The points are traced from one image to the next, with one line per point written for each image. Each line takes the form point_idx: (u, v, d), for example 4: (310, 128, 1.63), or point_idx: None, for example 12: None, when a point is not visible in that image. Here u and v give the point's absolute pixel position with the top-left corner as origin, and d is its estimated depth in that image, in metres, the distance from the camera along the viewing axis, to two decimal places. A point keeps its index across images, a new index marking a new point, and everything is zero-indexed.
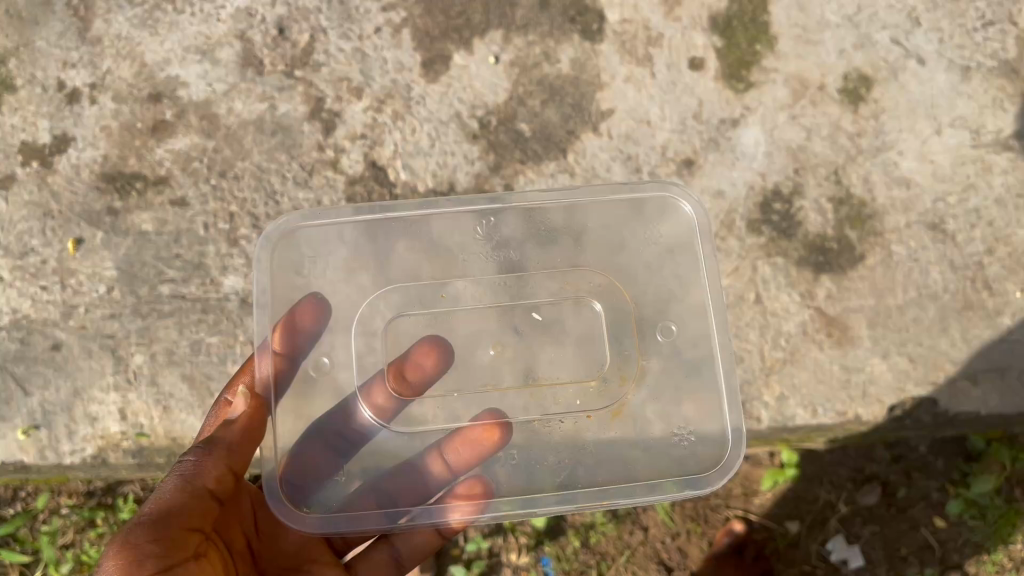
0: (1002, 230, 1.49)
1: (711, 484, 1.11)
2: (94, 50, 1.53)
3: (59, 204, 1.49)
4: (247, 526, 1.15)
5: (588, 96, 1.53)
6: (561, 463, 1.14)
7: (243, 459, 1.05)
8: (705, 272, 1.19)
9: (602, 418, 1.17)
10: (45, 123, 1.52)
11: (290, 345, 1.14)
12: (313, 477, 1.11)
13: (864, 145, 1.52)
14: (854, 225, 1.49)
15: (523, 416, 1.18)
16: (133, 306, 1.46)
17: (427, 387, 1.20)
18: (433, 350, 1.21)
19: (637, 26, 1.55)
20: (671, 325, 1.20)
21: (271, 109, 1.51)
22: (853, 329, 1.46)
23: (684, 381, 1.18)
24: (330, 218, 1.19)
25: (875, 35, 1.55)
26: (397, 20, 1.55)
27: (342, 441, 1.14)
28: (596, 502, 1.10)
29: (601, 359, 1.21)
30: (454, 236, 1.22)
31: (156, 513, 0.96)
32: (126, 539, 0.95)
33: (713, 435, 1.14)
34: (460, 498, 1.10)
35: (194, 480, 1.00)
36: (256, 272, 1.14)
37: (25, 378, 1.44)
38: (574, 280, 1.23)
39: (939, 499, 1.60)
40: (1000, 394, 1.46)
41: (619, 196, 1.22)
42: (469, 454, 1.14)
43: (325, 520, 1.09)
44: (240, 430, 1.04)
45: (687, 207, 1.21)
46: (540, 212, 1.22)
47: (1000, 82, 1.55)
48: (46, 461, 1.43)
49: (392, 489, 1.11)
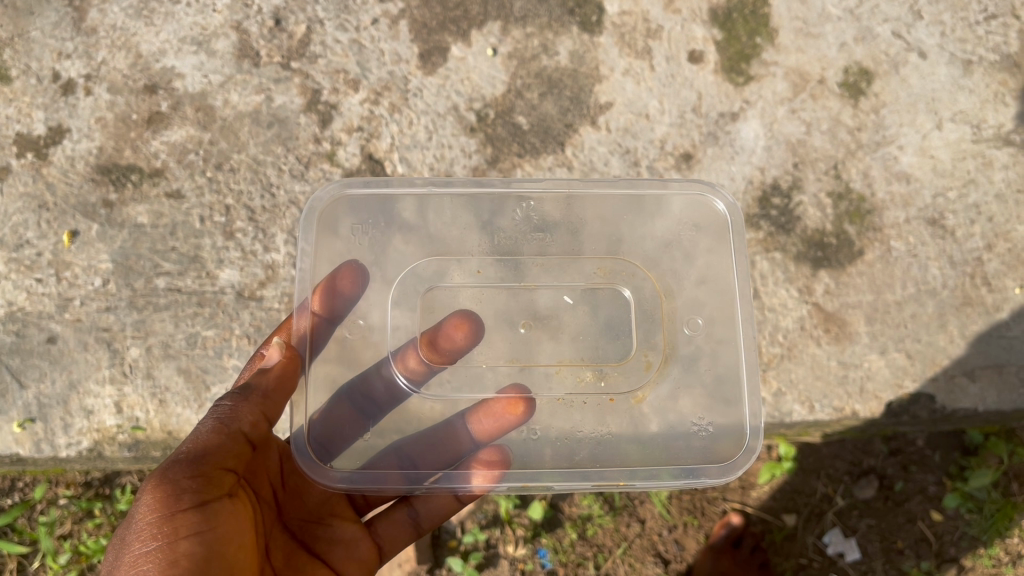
0: (1002, 226, 1.49)
1: (724, 477, 1.11)
2: (89, 40, 1.52)
3: (54, 196, 1.48)
4: (274, 477, 1.14)
5: (586, 89, 1.52)
6: (582, 444, 1.13)
7: (276, 408, 1.05)
8: (735, 269, 1.18)
9: (624, 402, 1.16)
10: (40, 114, 1.51)
11: (328, 306, 1.15)
12: (339, 436, 1.12)
13: (864, 139, 1.51)
14: (853, 220, 1.48)
15: (550, 392, 1.17)
16: (129, 299, 1.45)
17: (459, 357, 1.19)
18: (466, 322, 1.21)
19: (636, 18, 1.54)
20: (698, 320, 1.19)
21: (268, 101, 1.51)
22: (851, 324, 1.45)
23: (706, 373, 1.17)
24: (335, 205, 1.20)
25: (876, 28, 1.55)
26: (394, 12, 1.53)
27: (369, 402, 1.14)
28: (611, 483, 1.09)
29: (627, 344, 1.21)
30: (480, 217, 1.22)
31: (193, 450, 0.96)
32: (163, 473, 0.94)
33: (732, 430, 1.14)
34: (481, 465, 1.10)
35: (230, 422, 0.99)
36: (302, 232, 1.16)
37: (20, 371, 1.44)
38: (607, 267, 1.22)
39: (936, 493, 1.60)
40: (999, 390, 1.45)
41: (658, 187, 1.23)
42: (492, 425, 1.13)
43: (348, 477, 1.09)
44: (274, 379, 1.05)
45: (721, 205, 1.22)
46: (579, 199, 1.22)
47: (1002, 77, 1.54)
48: (41, 453, 1.42)
49: (415, 454, 1.11)
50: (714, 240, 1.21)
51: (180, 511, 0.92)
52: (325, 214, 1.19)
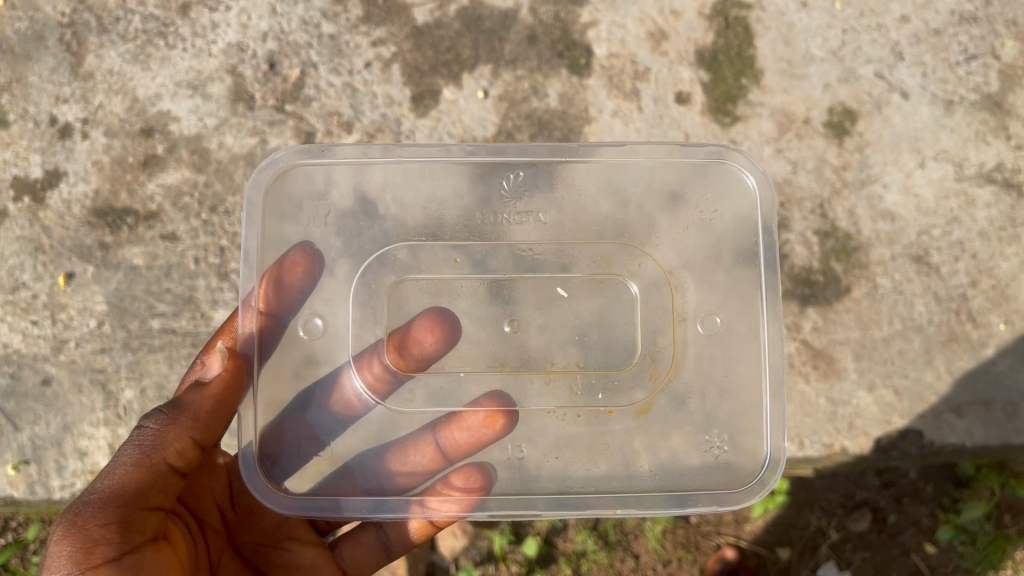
0: (985, 262, 1.51)
1: (737, 502, 1.12)
2: (86, 85, 1.54)
3: (50, 238, 1.50)
4: (222, 501, 1.17)
5: (576, 130, 1.55)
6: (579, 463, 1.16)
7: (210, 426, 1.06)
8: (761, 256, 1.18)
9: (627, 413, 1.20)
10: (38, 158, 1.53)
11: (276, 302, 1.15)
12: (295, 454, 1.13)
13: (849, 178, 1.54)
14: (839, 257, 1.51)
15: (539, 404, 1.20)
16: (123, 340, 1.48)
17: (428, 363, 1.23)
18: (437, 326, 1.24)
19: (624, 61, 1.56)
20: (716, 318, 1.20)
21: (262, 143, 1.53)
22: (839, 360, 1.49)
23: (717, 381, 1.19)
24: (277, 219, 1.16)
25: (859, 69, 1.57)
26: (387, 55, 1.56)
27: (327, 418, 1.15)
28: (610, 509, 1.11)
29: (631, 345, 1.23)
30: (486, 189, 1.21)
31: (108, 494, 0.98)
32: (72, 522, 0.96)
33: (745, 453, 1.16)
34: (457, 490, 1.12)
35: (152, 453, 1.01)
36: (246, 209, 1.14)
37: (16, 413, 1.47)
38: (608, 253, 1.24)
39: (930, 525, 1.60)
40: (985, 425, 1.48)
41: (678, 158, 1.21)
42: (468, 441, 1.17)
43: (306, 502, 1.10)
44: (207, 397, 1.05)
45: (751, 179, 1.20)
46: (593, 170, 1.21)
47: (983, 116, 1.56)
48: (35, 495, 1.46)
49: (382, 477, 1.13)
50: (743, 245, 1.19)
51: (91, 567, 0.93)
52: (270, 234, 1.15)
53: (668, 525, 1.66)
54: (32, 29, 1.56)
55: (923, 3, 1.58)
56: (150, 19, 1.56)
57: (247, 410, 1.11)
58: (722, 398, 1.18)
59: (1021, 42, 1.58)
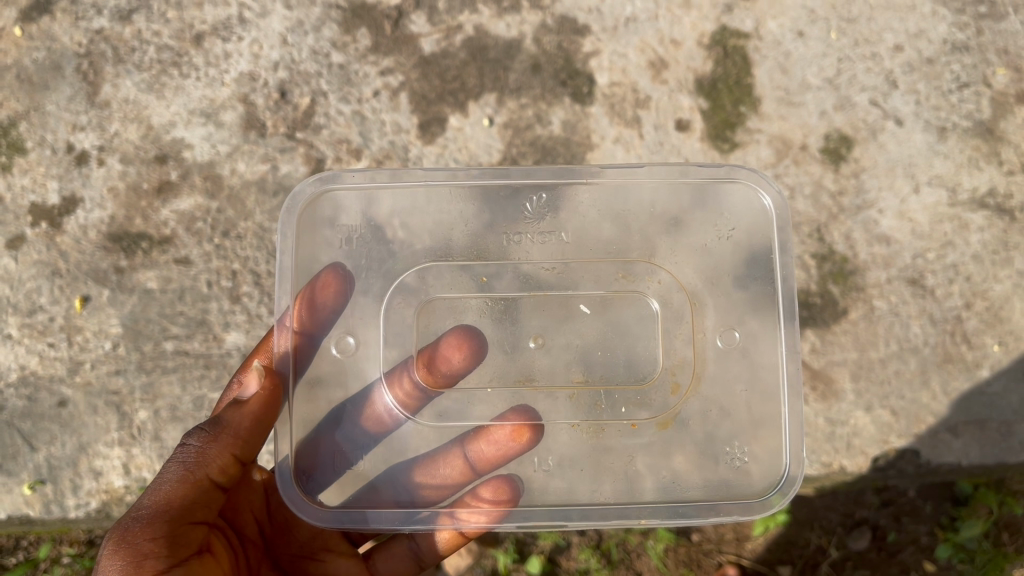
0: (979, 285, 1.55)
1: (755, 513, 1.17)
2: (102, 113, 1.59)
3: (67, 263, 1.55)
4: (260, 514, 1.25)
5: (578, 156, 1.59)
6: (601, 475, 1.20)
7: (249, 443, 1.12)
8: (778, 273, 1.22)
9: (647, 427, 1.23)
10: (54, 184, 1.57)
11: (309, 320, 1.20)
12: (329, 468, 1.18)
13: (846, 203, 1.58)
14: (837, 280, 1.55)
15: (562, 419, 1.23)
16: (137, 362, 1.52)
17: (456, 381, 1.25)
18: (465, 343, 1.26)
19: (625, 89, 1.61)
20: (735, 334, 1.23)
21: (273, 170, 1.57)
22: (837, 382, 1.52)
23: (737, 395, 1.22)
24: (309, 243, 1.21)
25: (855, 97, 1.61)
26: (395, 84, 1.60)
27: (359, 433, 1.19)
28: (631, 521, 1.16)
29: (652, 359, 1.26)
30: (506, 211, 1.25)
31: (156, 510, 1.05)
32: (123, 537, 1.03)
33: (764, 464, 1.19)
34: (486, 502, 1.16)
35: (196, 470, 1.08)
36: (279, 236, 1.19)
37: (31, 434, 1.51)
38: (628, 272, 1.27)
39: (928, 543, 1.63)
40: (981, 445, 1.51)
41: (692, 179, 1.25)
42: (495, 454, 1.21)
43: (340, 514, 1.16)
44: (247, 416, 1.10)
45: (766, 199, 1.24)
46: (609, 192, 1.25)
47: (975, 142, 1.60)
48: (50, 515, 1.49)
49: (414, 490, 1.18)
50: (750, 262, 1.23)
51: None
52: (302, 263, 1.21)
53: (670, 543, 1.67)
54: (50, 59, 1.61)
55: (915, 33, 1.63)
56: (165, 49, 1.60)
57: (282, 427, 1.16)
58: (722, 417, 1.22)
59: (1012, 71, 1.62)
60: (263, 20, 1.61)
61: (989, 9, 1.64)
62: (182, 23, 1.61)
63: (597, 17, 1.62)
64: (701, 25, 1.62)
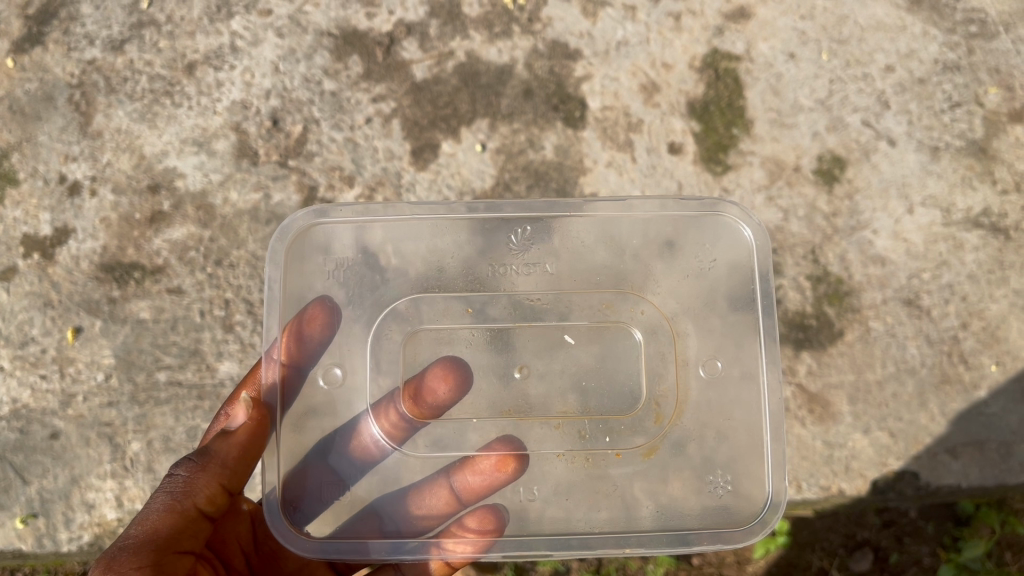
0: (975, 304, 1.55)
1: (739, 540, 1.15)
2: (94, 143, 1.59)
3: (59, 293, 1.54)
4: (246, 544, 1.24)
5: (571, 180, 1.59)
6: (588, 503, 1.18)
7: (236, 474, 1.11)
8: (759, 300, 1.21)
9: (634, 455, 1.21)
10: (47, 215, 1.57)
11: (296, 353, 1.19)
12: (316, 498, 1.16)
13: (840, 225, 1.58)
14: (832, 302, 1.55)
15: (547, 448, 1.22)
16: (130, 393, 1.51)
17: (444, 411, 1.24)
18: (451, 373, 1.25)
19: (617, 113, 1.61)
20: (718, 361, 1.22)
21: (266, 198, 1.56)
22: (834, 405, 1.52)
23: (722, 422, 1.21)
24: (297, 274, 1.21)
25: (847, 118, 1.61)
26: (387, 111, 1.60)
27: (346, 463, 1.18)
28: (620, 549, 1.15)
29: (637, 389, 1.24)
30: (489, 243, 1.25)
31: (143, 539, 1.04)
32: (109, 566, 1.02)
33: (750, 490, 1.18)
34: (471, 532, 1.15)
35: (183, 499, 1.07)
36: (268, 266, 1.19)
37: (23, 467, 1.50)
38: (611, 302, 1.26)
39: (931, 565, 1.61)
40: (981, 466, 1.50)
41: (676, 211, 1.25)
42: (481, 484, 1.19)
43: (329, 545, 1.14)
44: (233, 447, 1.10)
45: (747, 229, 1.24)
46: (594, 222, 1.25)
47: (968, 162, 1.60)
48: (43, 548, 1.48)
49: (400, 520, 1.16)
50: (735, 293, 1.22)
51: None
52: (290, 295, 1.20)
53: (671, 567, 1.66)
54: (42, 90, 1.61)
55: (906, 53, 1.63)
56: (157, 78, 1.61)
57: (269, 457, 1.15)
58: (720, 442, 1.20)
59: (1003, 89, 1.62)
60: (255, 49, 1.61)
61: (980, 28, 1.65)
62: (175, 52, 1.61)
63: (588, 42, 1.63)
64: (693, 48, 1.63)
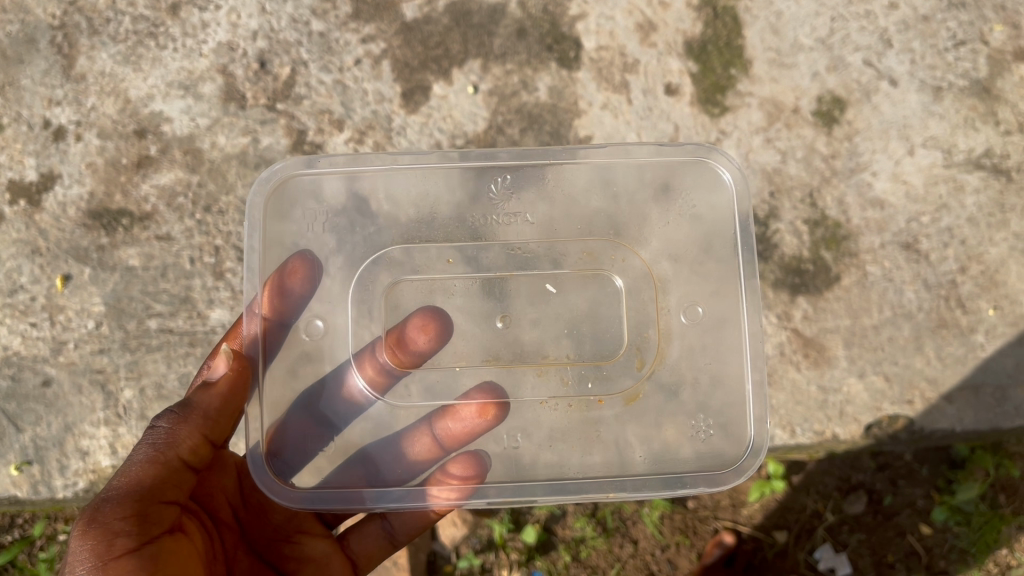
0: (974, 248, 1.53)
1: (723, 483, 1.16)
2: (78, 87, 1.55)
3: (47, 241, 1.52)
4: (233, 498, 1.22)
5: (565, 124, 1.56)
6: (572, 450, 1.18)
7: (218, 426, 1.11)
8: (739, 246, 1.20)
9: (615, 401, 1.21)
10: (32, 160, 1.54)
11: (277, 307, 1.17)
12: (300, 450, 1.16)
13: (839, 167, 1.55)
14: (829, 246, 1.53)
15: (531, 396, 1.21)
16: (122, 341, 1.50)
17: (425, 361, 1.23)
18: (433, 322, 1.24)
19: (613, 53, 1.57)
20: (698, 308, 1.21)
21: (254, 142, 1.54)
22: (829, 349, 1.51)
23: (705, 365, 1.20)
24: (277, 229, 1.19)
25: (848, 57, 1.57)
26: (377, 52, 1.56)
27: (329, 413, 1.18)
28: (602, 493, 1.14)
29: (617, 335, 1.24)
30: (468, 193, 1.22)
31: (127, 489, 1.03)
32: (93, 517, 1.00)
33: (731, 434, 1.18)
34: (454, 480, 1.15)
35: (167, 449, 1.06)
36: (247, 220, 1.17)
37: (17, 415, 1.49)
38: (594, 250, 1.24)
39: (926, 506, 1.62)
40: (975, 410, 1.50)
41: (655, 158, 1.23)
42: (461, 430, 1.19)
43: (312, 495, 1.14)
44: (215, 398, 1.10)
45: (727, 173, 1.22)
46: (573, 169, 1.22)
47: (971, 102, 1.56)
48: (40, 495, 1.49)
49: (384, 468, 1.16)
50: (721, 238, 1.21)
51: (114, 559, 0.98)
52: (270, 250, 1.18)
53: (665, 510, 1.68)
54: (23, 32, 1.57)
55: None
56: (140, 19, 1.57)
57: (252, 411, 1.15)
58: (714, 388, 1.20)
59: (1009, 27, 1.58)
60: None
61: None
62: None
63: None
64: None
